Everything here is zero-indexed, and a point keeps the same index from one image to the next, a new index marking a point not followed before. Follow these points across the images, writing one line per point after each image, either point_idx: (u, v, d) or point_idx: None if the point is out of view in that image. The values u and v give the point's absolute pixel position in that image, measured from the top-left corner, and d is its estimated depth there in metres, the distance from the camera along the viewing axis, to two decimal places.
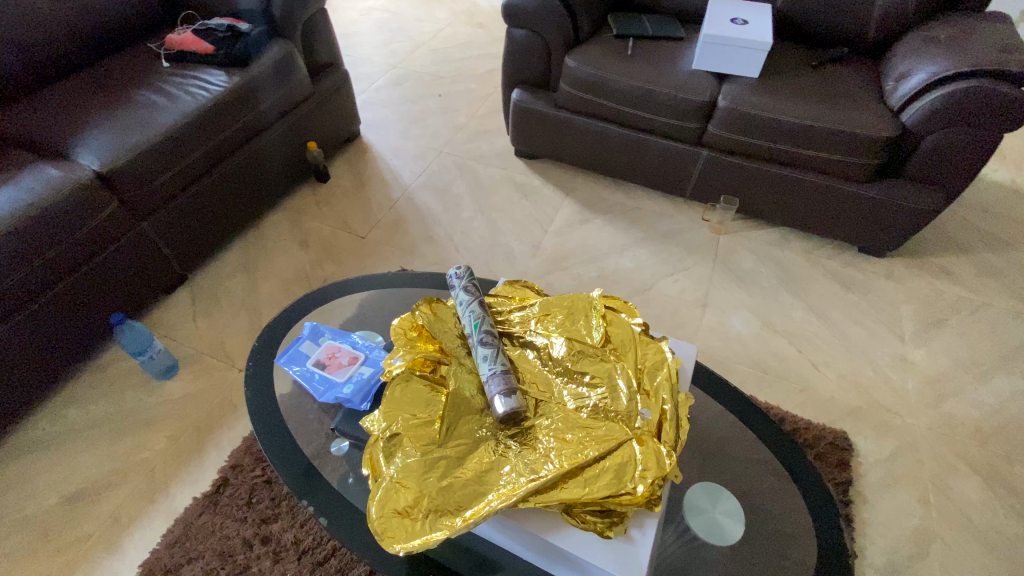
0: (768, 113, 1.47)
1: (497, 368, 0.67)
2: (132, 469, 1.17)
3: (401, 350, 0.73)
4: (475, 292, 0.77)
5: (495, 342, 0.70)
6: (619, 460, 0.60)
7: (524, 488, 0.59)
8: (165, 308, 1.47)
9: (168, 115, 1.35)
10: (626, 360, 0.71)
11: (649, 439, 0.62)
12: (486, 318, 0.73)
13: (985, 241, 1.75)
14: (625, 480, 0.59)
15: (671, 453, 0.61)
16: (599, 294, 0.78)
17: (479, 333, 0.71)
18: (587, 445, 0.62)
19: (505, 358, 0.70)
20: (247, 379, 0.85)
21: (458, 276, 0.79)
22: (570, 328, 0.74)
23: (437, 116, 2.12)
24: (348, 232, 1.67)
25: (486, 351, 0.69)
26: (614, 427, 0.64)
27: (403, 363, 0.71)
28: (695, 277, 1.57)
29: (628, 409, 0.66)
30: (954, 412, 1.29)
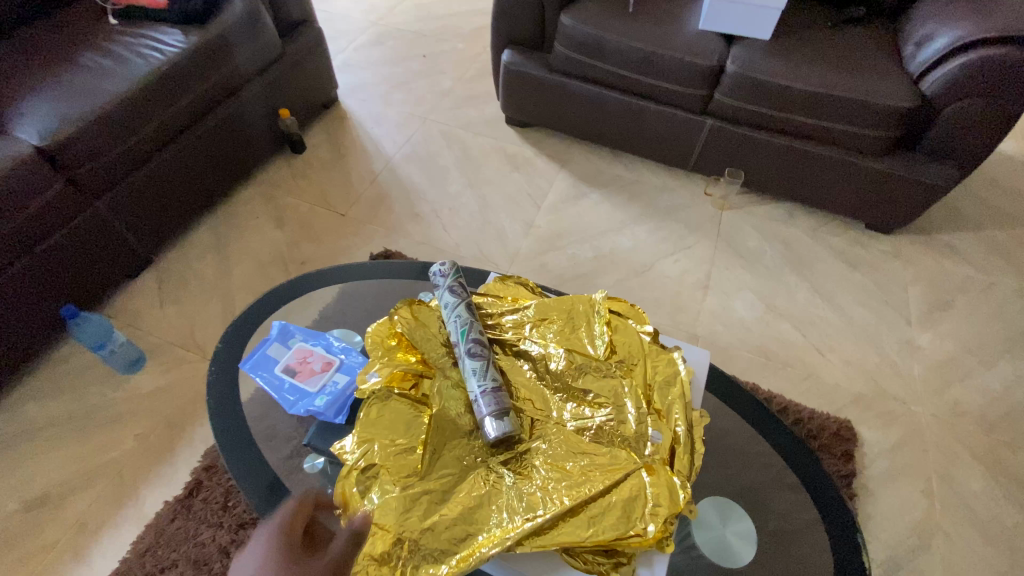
0: (780, 79, 1.35)
1: (489, 384, 0.66)
2: (98, 471, 1.09)
3: (378, 364, 0.69)
4: (463, 295, 0.74)
5: (484, 355, 0.68)
6: (626, 495, 0.60)
7: (526, 526, 0.57)
8: (130, 294, 1.36)
9: (117, 81, 1.20)
10: (632, 376, 0.72)
11: (662, 468, 0.62)
12: (476, 325, 0.71)
13: (995, 217, 1.67)
14: (634, 518, 0.59)
15: (683, 486, 0.61)
16: (603, 296, 0.78)
17: (467, 343, 0.69)
18: (593, 477, 0.62)
19: (495, 372, 0.68)
20: (209, 386, 0.77)
21: (443, 275, 0.76)
22: (570, 338, 0.75)
23: (422, 80, 1.97)
24: (326, 209, 1.56)
25: (476, 365, 0.67)
26: (620, 455, 0.64)
27: (380, 380, 0.67)
28: (696, 257, 1.49)
29: (638, 431, 0.67)
30: (959, 399, 1.25)
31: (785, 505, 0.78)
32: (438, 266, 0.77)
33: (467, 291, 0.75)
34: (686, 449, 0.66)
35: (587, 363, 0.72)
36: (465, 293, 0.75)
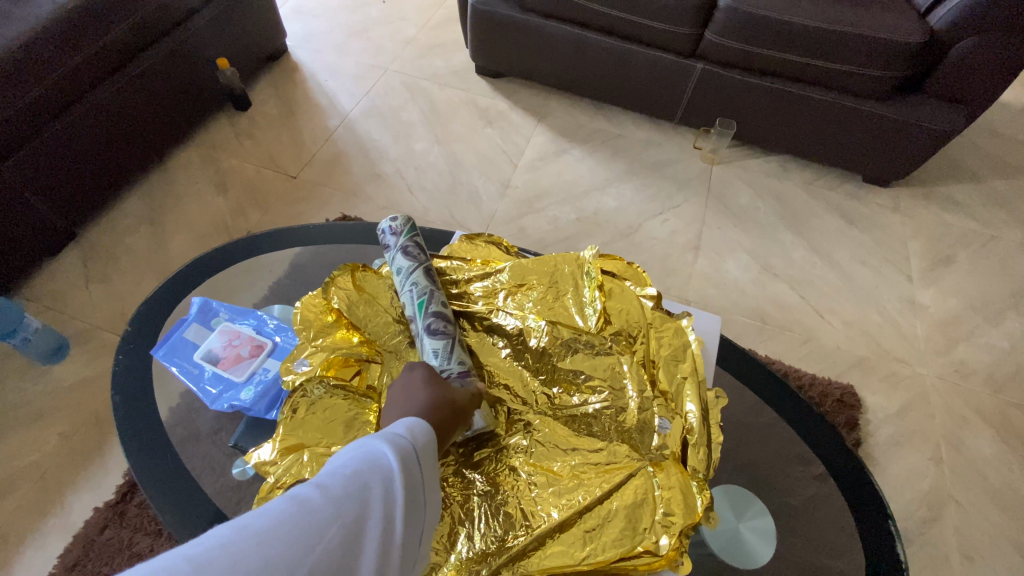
0: (779, 14, 1.22)
1: (455, 365, 0.55)
2: (14, 477, 0.95)
3: (308, 350, 0.60)
4: (423, 259, 0.64)
5: (449, 330, 0.58)
6: (629, 502, 0.52)
7: (507, 547, 0.50)
8: (51, 273, 1.19)
9: (12, 18, 1.00)
10: (632, 352, 0.62)
11: (673, 465, 0.54)
12: (438, 295, 0.61)
13: (994, 167, 1.59)
14: (641, 530, 0.50)
15: (702, 490, 0.53)
16: (593, 254, 0.66)
17: (426, 320, 0.58)
18: (586, 480, 0.54)
19: (462, 351, 0.57)
20: (114, 380, 0.64)
21: (394, 235, 0.65)
22: (553, 306, 0.64)
23: (382, 27, 1.77)
24: (276, 172, 1.39)
25: (438, 343, 0.56)
26: (620, 452, 0.56)
27: (311, 369, 0.58)
28: (687, 216, 1.38)
29: (642, 421, 0.57)
30: (965, 359, 1.19)
31: (793, 480, 0.69)
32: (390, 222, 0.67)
33: (426, 255, 0.65)
34: (702, 441, 0.56)
35: (575, 339, 0.62)
36: (423, 256, 0.64)
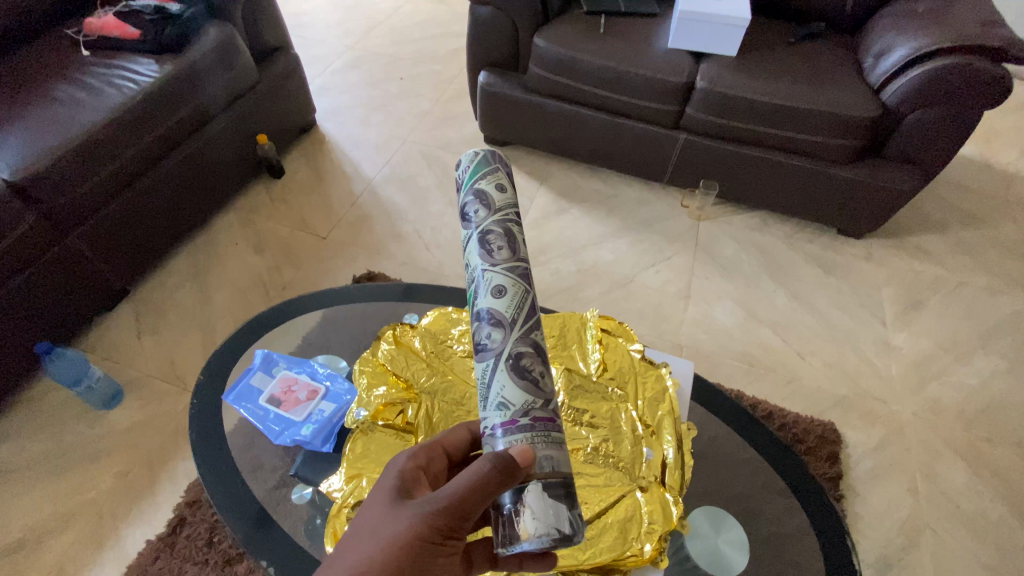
0: (747, 94, 1.40)
1: (496, 415, 0.51)
2: (76, 513, 1.05)
3: (364, 398, 0.73)
4: (480, 229, 0.61)
5: (492, 341, 0.54)
6: (620, 516, 0.63)
7: None
8: (107, 327, 1.33)
9: (90, 111, 1.19)
10: (626, 394, 0.74)
11: (656, 487, 0.66)
12: (486, 286, 0.57)
13: (960, 218, 1.74)
14: (631, 540, 0.61)
15: (676, 501, 0.64)
16: (596, 315, 0.82)
17: (478, 319, 0.56)
18: (587, 499, 0.65)
19: (508, 368, 0.52)
20: (192, 419, 0.78)
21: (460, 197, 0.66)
22: (565, 356, 0.78)
23: (400, 101, 1.99)
24: (307, 233, 1.55)
25: (482, 367, 0.54)
26: (614, 476, 0.67)
27: (367, 414, 0.71)
28: (677, 267, 1.52)
29: (633, 453, 0.69)
30: (937, 396, 1.29)
31: (768, 507, 0.80)
32: (459, 170, 0.68)
33: (487, 209, 0.62)
34: (677, 465, 0.68)
35: (582, 382, 0.75)
36: (479, 220, 0.62)
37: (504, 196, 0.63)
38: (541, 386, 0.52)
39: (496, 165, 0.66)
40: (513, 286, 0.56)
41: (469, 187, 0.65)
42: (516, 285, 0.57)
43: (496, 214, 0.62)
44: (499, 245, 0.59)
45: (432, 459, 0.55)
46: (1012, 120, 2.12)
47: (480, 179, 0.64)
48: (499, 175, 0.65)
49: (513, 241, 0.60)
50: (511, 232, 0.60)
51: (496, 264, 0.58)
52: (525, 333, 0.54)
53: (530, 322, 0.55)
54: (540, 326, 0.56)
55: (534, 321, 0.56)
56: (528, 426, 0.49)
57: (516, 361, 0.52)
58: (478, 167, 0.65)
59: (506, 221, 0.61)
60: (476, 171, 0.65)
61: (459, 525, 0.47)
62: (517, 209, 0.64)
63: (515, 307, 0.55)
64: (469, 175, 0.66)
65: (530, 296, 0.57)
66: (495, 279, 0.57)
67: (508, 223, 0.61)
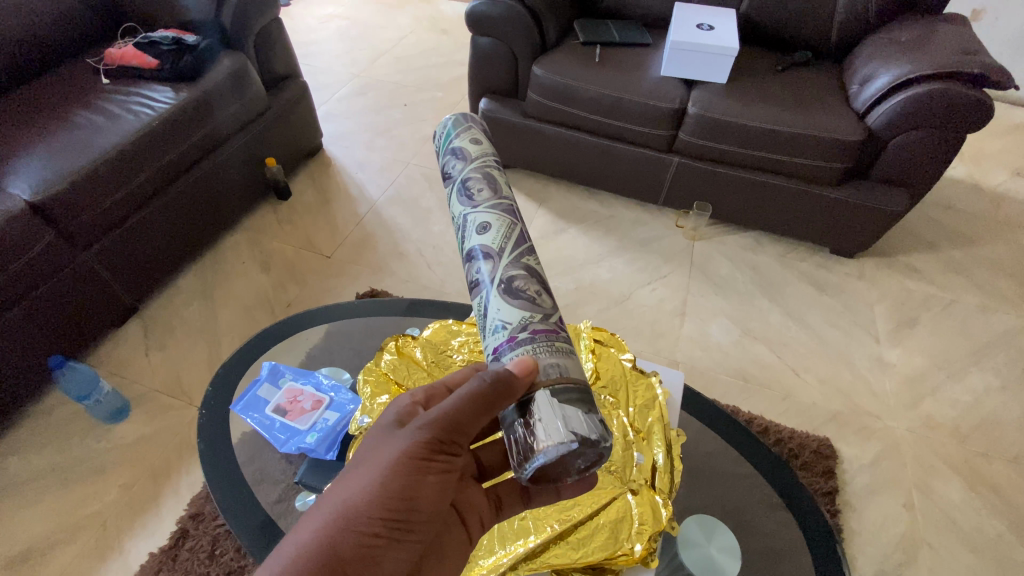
0: (737, 118, 1.45)
1: (497, 336, 0.55)
2: (82, 525, 1.07)
3: (368, 405, 0.75)
4: (460, 178, 0.67)
5: (484, 272, 0.59)
6: (612, 517, 0.65)
7: (518, 552, 0.64)
8: (116, 343, 1.36)
9: (110, 134, 1.24)
10: (618, 401, 0.77)
11: (646, 490, 0.68)
12: (472, 226, 0.63)
13: (950, 238, 1.78)
14: (622, 540, 0.64)
15: (666, 504, 0.67)
16: (589, 326, 0.86)
17: (468, 258, 0.62)
18: (580, 502, 0.67)
19: (501, 293, 0.57)
20: (200, 429, 0.81)
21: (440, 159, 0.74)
22: None
23: (404, 126, 2.06)
24: (313, 252, 1.60)
25: (479, 299, 0.59)
26: (606, 479, 0.69)
27: (370, 421, 0.73)
28: (673, 285, 1.56)
29: (624, 457, 0.71)
30: (931, 413, 1.31)
31: (761, 517, 0.82)
32: (436, 138, 0.77)
33: (463, 162, 0.69)
34: (666, 469, 0.71)
35: None
36: (456, 172, 0.69)
37: (480, 148, 0.71)
38: (537, 303, 0.56)
39: (469, 125, 0.74)
40: (497, 220, 0.62)
41: (446, 147, 0.73)
42: (501, 219, 0.62)
43: (473, 162, 0.68)
44: (479, 187, 0.65)
45: (433, 399, 0.59)
46: (998, 142, 2.18)
47: (454, 138, 0.72)
48: (473, 132, 0.73)
49: (492, 182, 0.66)
50: (490, 175, 0.67)
51: (477, 204, 0.64)
52: (516, 258, 0.59)
53: (520, 249, 0.60)
54: (529, 250, 0.61)
55: (523, 247, 0.60)
56: (527, 337, 0.53)
57: (509, 283, 0.57)
58: (452, 130, 0.74)
59: (485, 166, 0.68)
60: (451, 133, 0.74)
61: (450, 441, 0.52)
62: (493, 157, 0.71)
63: (501, 237, 0.60)
64: (445, 138, 0.74)
65: (517, 226, 0.62)
66: (481, 216, 0.62)
67: (488, 168, 0.68)
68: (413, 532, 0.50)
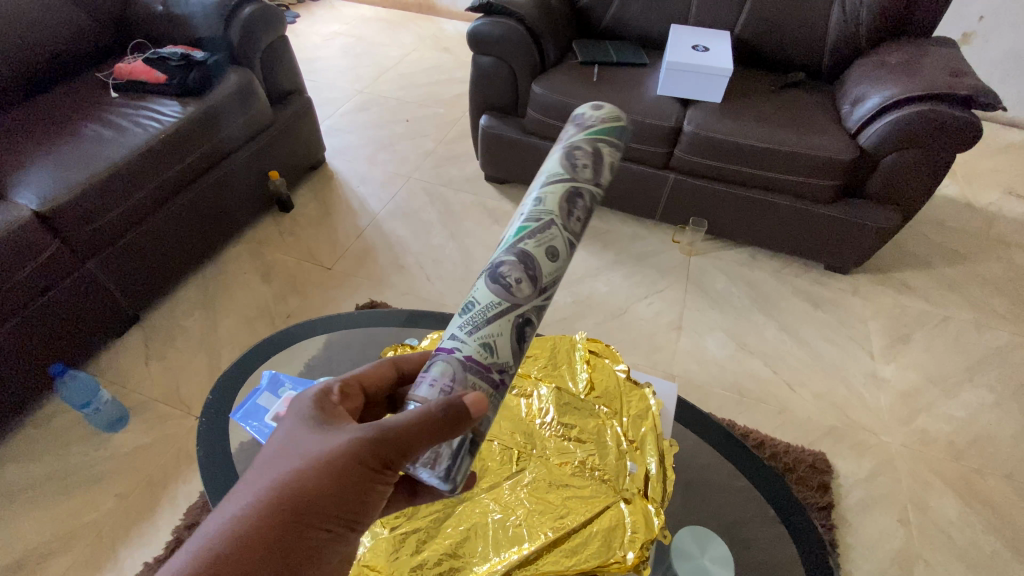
0: (731, 136, 1.49)
1: (478, 350, 0.52)
2: (78, 534, 1.07)
3: None
4: (576, 187, 0.60)
5: (520, 291, 0.54)
6: (606, 525, 0.67)
7: (512, 559, 0.65)
8: (116, 352, 1.37)
9: (114, 147, 1.27)
10: (613, 412, 0.80)
11: (639, 499, 0.69)
12: (543, 236, 0.57)
13: (943, 255, 1.80)
14: (615, 548, 0.65)
15: (658, 512, 0.68)
16: (584, 338, 0.89)
17: (515, 251, 0.56)
18: (574, 510, 0.69)
19: (510, 321, 0.54)
20: (199, 436, 0.82)
21: (574, 141, 0.65)
22: (559, 374, 0.85)
23: (405, 141, 2.10)
24: (314, 264, 1.61)
25: (488, 298, 0.54)
26: (600, 488, 0.71)
27: None
28: (669, 299, 1.57)
29: (618, 466, 0.73)
30: (926, 428, 1.32)
31: (755, 531, 0.82)
32: (585, 121, 0.68)
33: (591, 176, 0.62)
34: (659, 478, 0.72)
35: (572, 400, 0.80)
36: (579, 174, 0.61)
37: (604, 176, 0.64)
38: (522, 356, 0.56)
39: (617, 148, 0.67)
40: (562, 260, 0.58)
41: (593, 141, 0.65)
42: (563, 259, 0.58)
43: (592, 184, 0.62)
44: (576, 215, 0.60)
45: (353, 393, 0.60)
46: (989, 162, 2.22)
47: (599, 142, 0.64)
48: (614, 157, 0.66)
49: (585, 220, 0.61)
50: (590, 210, 0.62)
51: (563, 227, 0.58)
52: (540, 305, 0.56)
53: (549, 296, 0.58)
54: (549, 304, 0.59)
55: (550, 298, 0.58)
56: (497, 382, 0.52)
57: (522, 323, 0.55)
58: (609, 139, 0.66)
59: (593, 196, 0.62)
60: (601, 136, 0.66)
61: (397, 460, 0.49)
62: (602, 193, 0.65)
63: (552, 277, 0.57)
64: (595, 134, 0.66)
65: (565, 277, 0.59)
66: (557, 239, 0.57)
67: (594, 198, 0.62)
68: (350, 531, 0.50)
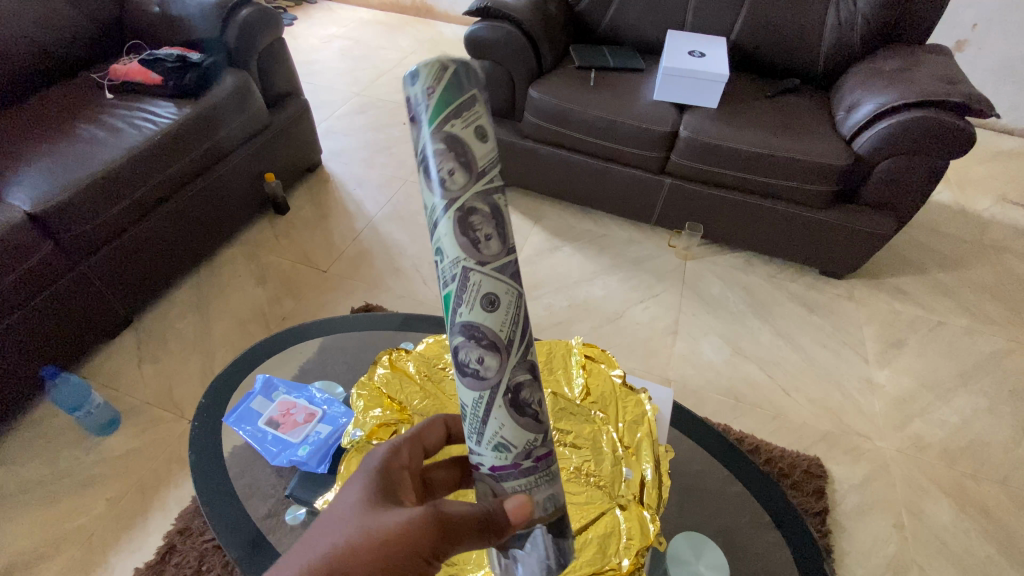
0: (726, 141, 1.49)
1: (492, 455, 0.46)
2: (68, 539, 1.05)
3: (360, 419, 0.77)
4: (461, 209, 0.40)
5: (487, 373, 0.43)
6: (601, 532, 0.66)
7: None
8: (108, 354, 1.36)
9: (110, 149, 1.26)
10: (608, 418, 0.80)
11: (634, 505, 0.69)
12: (471, 293, 0.42)
13: (938, 260, 1.81)
14: (610, 555, 0.64)
15: (654, 518, 0.67)
16: (579, 343, 0.89)
17: (458, 344, 0.43)
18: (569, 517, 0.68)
19: (502, 406, 0.45)
20: (191, 441, 0.81)
21: (419, 141, 0.40)
22: (553, 378, 0.85)
23: (403, 144, 2.10)
24: (309, 266, 1.61)
25: (468, 397, 0.45)
26: (595, 495, 0.71)
27: (363, 433, 0.75)
28: (664, 303, 1.58)
29: (613, 472, 0.73)
30: (920, 433, 1.32)
31: (751, 537, 0.82)
32: (410, 86, 0.40)
33: (467, 172, 0.40)
34: (654, 484, 0.72)
35: (568, 405, 0.81)
36: (455, 189, 0.40)
37: (485, 149, 0.41)
38: (540, 419, 0.47)
39: (476, 85, 0.40)
40: (507, 298, 0.43)
41: (430, 122, 0.39)
42: (510, 290, 0.43)
43: (479, 183, 0.41)
44: (486, 235, 0.41)
45: (416, 452, 0.58)
46: (982, 168, 2.24)
47: (444, 115, 0.39)
48: (476, 108, 0.40)
49: (503, 222, 0.42)
50: (500, 209, 0.42)
51: (484, 265, 0.41)
52: (521, 359, 0.45)
53: (525, 336, 0.45)
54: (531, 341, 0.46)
55: (529, 334, 0.45)
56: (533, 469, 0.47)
57: (514, 395, 0.45)
58: (448, 92, 0.39)
59: (491, 191, 0.41)
60: (446, 92, 0.39)
61: (446, 551, 0.47)
62: (494, 162, 0.42)
63: (510, 323, 0.43)
64: (435, 98, 0.39)
65: (526, 299, 0.44)
66: (485, 288, 0.41)
67: (495, 193, 0.42)
68: None
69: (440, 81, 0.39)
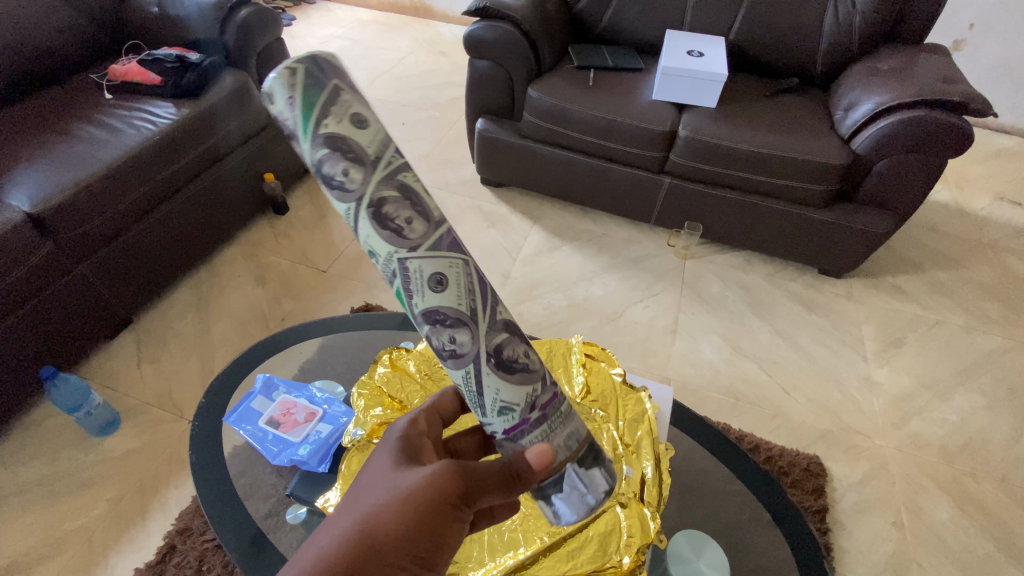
0: (724, 141, 1.50)
1: (502, 420, 0.48)
2: (68, 539, 1.05)
3: (360, 418, 0.77)
4: (372, 204, 0.40)
5: (463, 348, 0.45)
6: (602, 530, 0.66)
7: (508, 564, 0.66)
8: (107, 354, 1.36)
9: (110, 148, 1.26)
10: (608, 417, 0.80)
11: (634, 503, 0.69)
12: (415, 280, 0.42)
13: (936, 259, 1.82)
14: (610, 553, 0.64)
15: (654, 517, 0.67)
16: (579, 342, 0.89)
17: (429, 334, 0.45)
18: None
19: (489, 370, 0.46)
20: (192, 440, 0.81)
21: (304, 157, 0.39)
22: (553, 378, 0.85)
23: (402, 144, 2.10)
24: (308, 266, 1.61)
25: (458, 376, 0.47)
26: None
27: (363, 433, 0.75)
28: (663, 303, 1.58)
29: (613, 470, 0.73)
30: (919, 432, 1.33)
31: (751, 535, 0.82)
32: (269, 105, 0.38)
33: (363, 166, 0.39)
34: (654, 482, 0.72)
35: None
36: (355, 188, 0.39)
37: (369, 134, 0.40)
38: (531, 369, 0.48)
39: (334, 75, 0.39)
40: (451, 269, 0.43)
41: (305, 134, 0.38)
42: (452, 261, 0.43)
43: (378, 170, 0.40)
44: (406, 218, 0.41)
45: (433, 421, 0.59)
46: (980, 167, 2.24)
47: (315, 121, 0.38)
48: (343, 97, 0.39)
49: (417, 199, 0.42)
50: (409, 186, 0.41)
51: (416, 247, 0.41)
52: (490, 324, 0.45)
53: (484, 297, 0.45)
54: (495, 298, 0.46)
55: (490, 295, 0.46)
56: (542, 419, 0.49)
57: (496, 358, 0.46)
58: (307, 96, 0.37)
59: (395, 170, 0.41)
60: (305, 97, 0.38)
61: (472, 496, 0.48)
62: (383, 138, 0.41)
63: (465, 292, 0.44)
64: (299, 108, 0.38)
65: (473, 260, 0.44)
66: (425, 270, 0.42)
67: (400, 172, 0.41)
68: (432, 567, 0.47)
69: (295, 86, 0.38)
